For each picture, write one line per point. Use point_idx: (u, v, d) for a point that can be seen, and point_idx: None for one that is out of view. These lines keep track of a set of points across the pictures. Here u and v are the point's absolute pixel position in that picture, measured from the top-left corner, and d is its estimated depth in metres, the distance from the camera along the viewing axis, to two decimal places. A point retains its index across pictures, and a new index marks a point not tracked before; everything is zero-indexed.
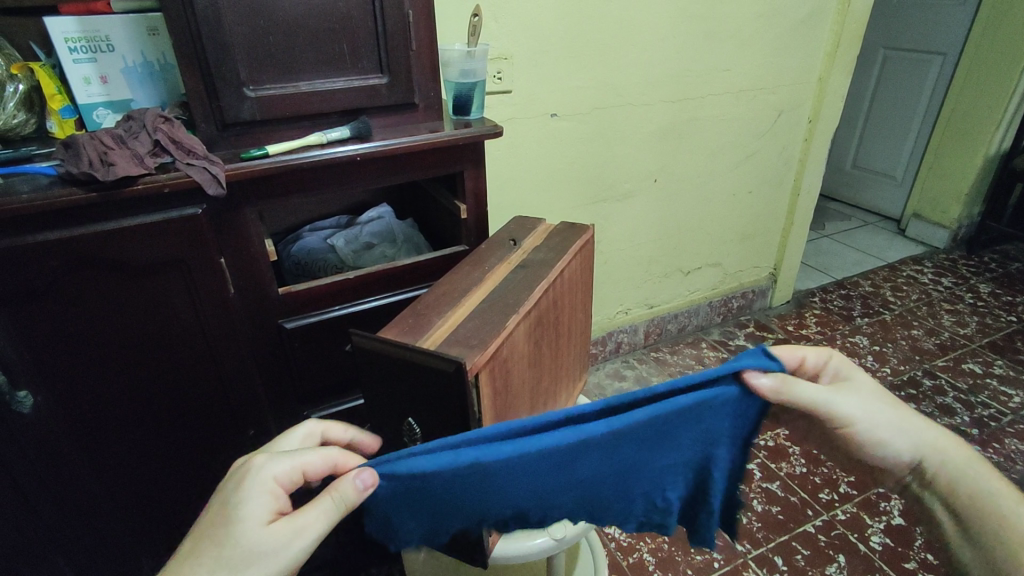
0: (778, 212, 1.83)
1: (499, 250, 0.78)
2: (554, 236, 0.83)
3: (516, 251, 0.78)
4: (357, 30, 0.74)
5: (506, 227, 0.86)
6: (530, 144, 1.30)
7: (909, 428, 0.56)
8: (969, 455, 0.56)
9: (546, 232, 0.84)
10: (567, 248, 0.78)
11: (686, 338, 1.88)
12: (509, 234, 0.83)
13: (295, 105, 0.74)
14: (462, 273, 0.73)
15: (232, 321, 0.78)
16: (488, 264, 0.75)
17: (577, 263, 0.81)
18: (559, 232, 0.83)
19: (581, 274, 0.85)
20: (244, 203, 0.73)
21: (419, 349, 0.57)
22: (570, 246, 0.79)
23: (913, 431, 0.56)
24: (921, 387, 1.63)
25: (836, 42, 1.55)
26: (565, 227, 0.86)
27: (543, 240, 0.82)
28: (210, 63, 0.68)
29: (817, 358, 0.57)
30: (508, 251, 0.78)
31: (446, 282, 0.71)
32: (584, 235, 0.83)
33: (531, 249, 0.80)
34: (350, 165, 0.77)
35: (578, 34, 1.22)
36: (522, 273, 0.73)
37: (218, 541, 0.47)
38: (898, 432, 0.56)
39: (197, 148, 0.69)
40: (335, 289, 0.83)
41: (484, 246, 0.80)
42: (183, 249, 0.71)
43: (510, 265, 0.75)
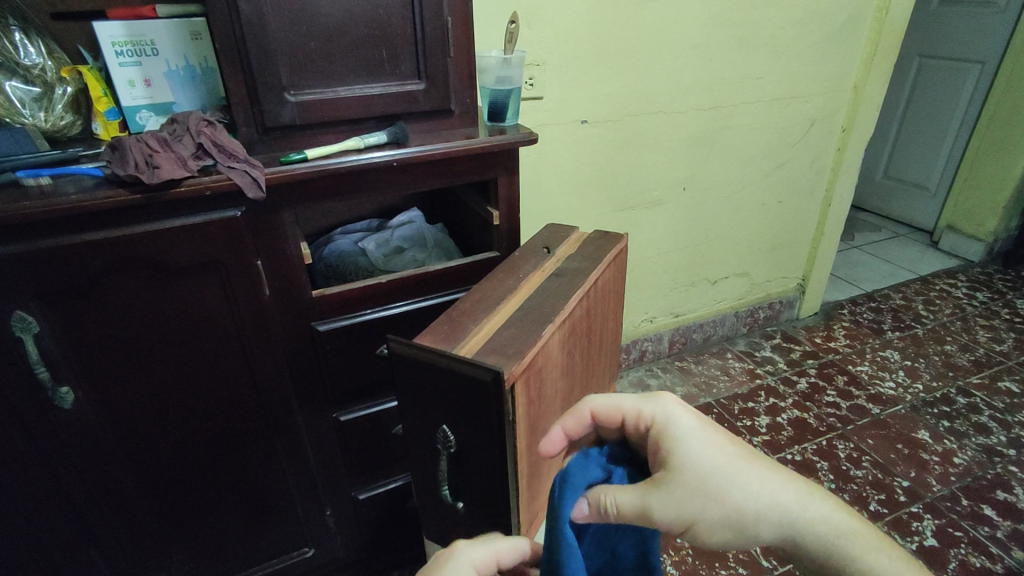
0: (809, 221, 1.79)
1: (533, 258, 0.78)
2: (588, 244, 0.82)
3: (549, 259, 0.78)
4: (396, 36, 0.74)
5: (539, 234, 0.86)
6: (560, 150, 1.29)
7: (735, 483, 0.53)
8: (787, 484, 0.54)
9: (578, 239, 0.84)
10: (603, 258, 0.77)
11: (710, 348, 1.85)
12: (541, 241, 0.83)
13: (333, 110, 0.75)
14: (497, 280, 0.73)
15: (266, 324, 0.79)
16: (521, 273, 0.74)
17: (611, 274, 0.81)
18: (593, 240, 0.83)
19: (615, 284, 0.84)
20: (282, 206, 0.73)
21: (455, 357, 0.57)
22: (603, 256, 0.78)
23: (738, 486, 0.53)
24: (955, 404, 1.59)
25: (873, 50, 1.52)
26: (599, 235, 0.85)
27: (578, 248, 0.82)
28: (254, 68, 0.69)
29: (638, 414, 0.57)
30: (542, 259, 0.77)
31: (481, 289, 0.71)
32: (619, 243, 0.83)
33: (565, 257, 0.79)
34: (386, 171, 0.77)
35: (611, 40, 1.22)
36: (557, 283, 0.72)
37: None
38: (723, 491, 0.53)
39: (239, 152, 0.70)
40: (368, 293, 0.83)
41: (516, 253, 0.79)
42: (221, 251, 0.72)
43: (544, 273, 0.74)
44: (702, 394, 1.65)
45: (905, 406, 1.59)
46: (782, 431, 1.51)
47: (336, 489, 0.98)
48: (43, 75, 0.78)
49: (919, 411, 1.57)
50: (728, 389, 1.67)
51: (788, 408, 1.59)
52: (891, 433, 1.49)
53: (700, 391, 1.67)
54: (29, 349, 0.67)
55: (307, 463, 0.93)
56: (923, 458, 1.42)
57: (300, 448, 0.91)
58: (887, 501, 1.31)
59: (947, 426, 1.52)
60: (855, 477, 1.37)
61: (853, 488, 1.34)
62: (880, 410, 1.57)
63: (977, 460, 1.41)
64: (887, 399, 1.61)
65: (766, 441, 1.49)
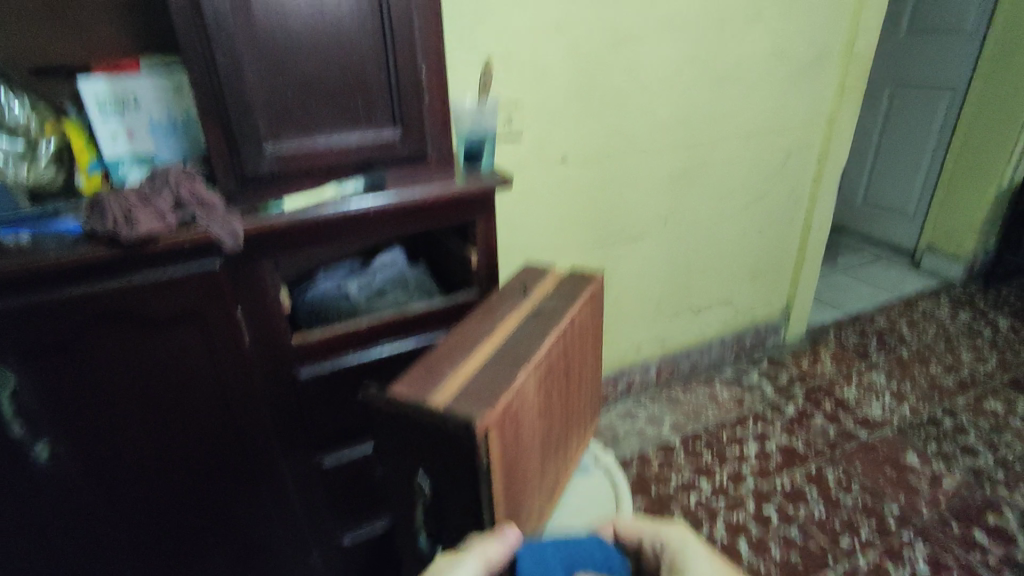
0: (790, 247, 1.82)
1: (510, 299, 0.79)
2: (565, 283, 0.84)
3: (526, 299, 0.79)
4: (373, 86, 0.77)
5: (517, 274, 0.87)
6: (541, 186, 1.32)
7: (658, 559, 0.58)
8: None
9: (556, 278, 0.85)
10: (579, 297, 0.79)
11: (698, 376, 1.85)
12: (518, 282, 0.84)
13: (311, 160, 0.77)
14: (474, 322, 0.74)
15: (247, 372, 0.80)
16: (498, 315, 0.76)
17: (589, 312, 0.82)
18: (569, 279, 0.84)
19: (592, 322, 0.85)
20: (262, 255, 0.75)
21: (426, 407, 0.58)
22: (579, 296, 0.79)
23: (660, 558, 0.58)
24: (943, 426, 1.60)
25: (842, 81, 1.58)
26: (576, 273, 0.87)
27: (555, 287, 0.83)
28: (233, 122, 0.71)
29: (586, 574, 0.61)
30: (518, 299, 0.79)
31: (457, 333, 0.72)
32: (596, 281, 0.84)
33: (542, 297, 0.80)
34: (365, 218, 0.79)
35: (587, 80, 1.26)
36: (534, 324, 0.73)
37: None
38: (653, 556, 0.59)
39: (218, 203, 0.71)
40: (348, 336, 0.85)
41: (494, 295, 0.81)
42: (201, 300, 0.73)
43: (520, 314, 0.76)
44: (691, 423, 1.65)
45: (893, 429, 1.59)
46: (771, 458, 1.51)
47: (319, 535, 0.96)
48: (28, 131, 0.80)
49: (907, 434, 1.57)
50: (716, 418, 1.67)
51: (777, 435, 1.59)
52: (879, 457, 1.50)
53: (689, 420, 1.67)
54: (7, 405, 0.67)
55: (290, 509, 0.92)
56: (913, 482, 1.42)
57: (283, 494, 0.90)
58: (879, 527, 1.31)
59: (935, 448, 1.52)
60: (846, 503, 1.37)
61: (845, 515, 1.34)
62: (868, 434, 1.58)
63: (966, 482, 1.42)
64: (875, 422, 1.62)
65: (756, 469, 1.49)
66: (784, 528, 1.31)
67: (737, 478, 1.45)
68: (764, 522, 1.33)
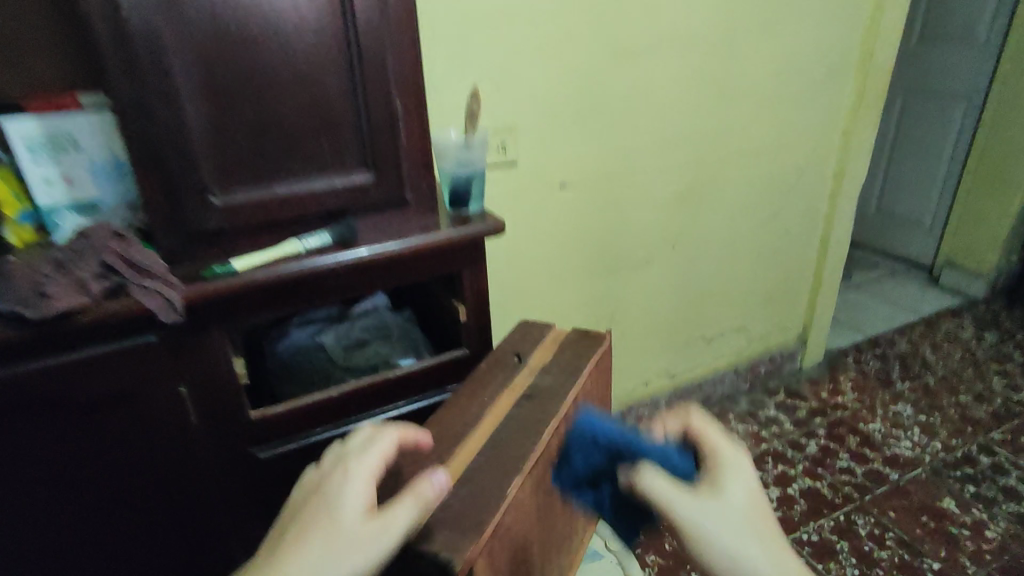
0: (806, 270, 1.70)
1: (501, 371, 0.68)
2: (566, 347, 0.72)
3: (522, 371, 0.68)
4: (339, 124, 0.66)
5: (510, 334, 0.76)
6: (539, 216, 1.21)
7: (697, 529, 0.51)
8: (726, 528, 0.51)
9: (555, 341, 0.74)
10: (582, 367, 0.68)
11: (711, 409, 1.73)
12: (512, 346, 0.73)
13: (267, 211, 0.65)
14: (461, 404, 0.63)
15: (195, 457, 0.68)
16: (488, 392, 0.64)
17: (594, 381, 0.71)
18: (570, 342, 0.73)
19: (599, 390, 0.74)
20: (210, 325, 0.63)
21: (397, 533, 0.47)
22: (584, 367, 0.68)
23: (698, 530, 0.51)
24: (979, 466, 1.47)
25: (861, 95, 1.47)
26: (578, 334, 0.76)
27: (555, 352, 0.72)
28: (170, 171, 0.60)
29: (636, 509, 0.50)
30: (513, 371, 0.68)
31: (440, 420, 0.61)
32: (601, 343, 0.73)
33: (540, 366, 0.69)
34: (332, 277, 0.68)
35: (588, 100, 1.15)
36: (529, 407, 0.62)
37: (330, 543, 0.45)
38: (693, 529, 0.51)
39: (156, 267, 0.59)
40: (317, 410, 0.73)
41: (483, 365, 0.69)
42: (136, 379, 0.61)
43: (514, 391, 0.64)
44: None
45: (925, 470, 1.47)
46: (795, 504, 1.39)
47: None
48: None
49: (941, 476, 1.45)
50: None
51: (799, 477, 1.47)
52: (912, 503, 1.38)
53: None
54: None
55: None
56: (952, 533, 1.30)
57: None
58: None
59: (972, 492, 1.41)
60: (880, 559, 1.25)
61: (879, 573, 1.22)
62: (898, 475, 1.46)
63: (1011, 533, 1.29)
64: (905, 461, 1.50)
65: (778, 517, 1.36)
66: None
67: None
68: None
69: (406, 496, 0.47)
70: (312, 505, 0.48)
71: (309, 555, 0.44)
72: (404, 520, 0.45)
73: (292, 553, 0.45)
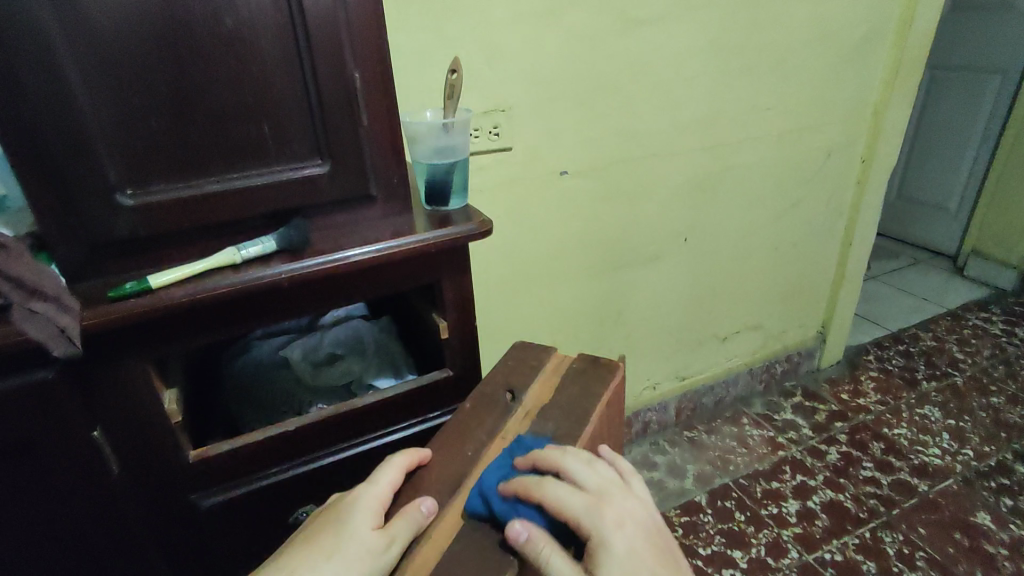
0: (828, 263, 1.57)
1: (490, 413, 0.58)
2: (569, 384, 0.62)
3: (516, 415, 0.58)
4: (282, 103, 0.53)
5: (502, 364, 0.66)
6: (537, 207, 1.08)
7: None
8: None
9: (556, 374, 0.64)
10: (589, 412, 0.57)
11: (724, 412, 1.62)
12: (505, 381, 0.63)
13: (194, 213, 0.53)
14: (439, 460, 0.54)
15: (118, 512, 0.56)
16: (473, 443, 0.55)
17: (602, 425, 0.60)
18: (574, 376, 0.63)
19: (609, 429, 0.64)
20: (126, 354, 0.51)
21: None
22: (592, 410, 0.58)
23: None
24: (1015, 476, 1.36)
25: (895, 69, 1.32)
26: (584, 364, 0.65)
27: (556, 391, 0.62)
28: (61, 166, 0.47)
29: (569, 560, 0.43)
30: (506, 415, 0.58)
31: (413, 481, 0.52)
32: (612, 380, 0.62)
33: (536, 407, 0.59)
34: (280, 291, 0.55)
35: (591, 76, 1.01)
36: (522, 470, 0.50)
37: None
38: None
39: (46, 286, 0.47)
40: (270, 447, 0.61)
41: (470, 404, 0.60)
42: (32, 426, 0.50)
43: (505, 442, 0.55)
44: (717, 473, 1.42)
45: (957, 480, 1.36)
46: (816, 520, 1.28)
47: None
48: None
49: (974, 487, 1.34)
50: (747, 466, 1.44)
51: (820, 488, 1.36)
52: (945, 519, 1.26)
53: (715, 469, 1.43)
54: None
55: None
56: (989, 552, 1.19)
57: None
58: None
59: (1009, 505, 1.29)
60: None
61: None
62: (927, 487, 1.34)
63: None
64: (935, 471, 1.38)
65: (798, 534, 1.25)
66: None
67: (777, 548, 1.22)
68: None
69: (403, 513, 0.47)
70: (316, 526, 0.48)
71: (310, 567, 0.43)
72: (404, 532, 0.46)
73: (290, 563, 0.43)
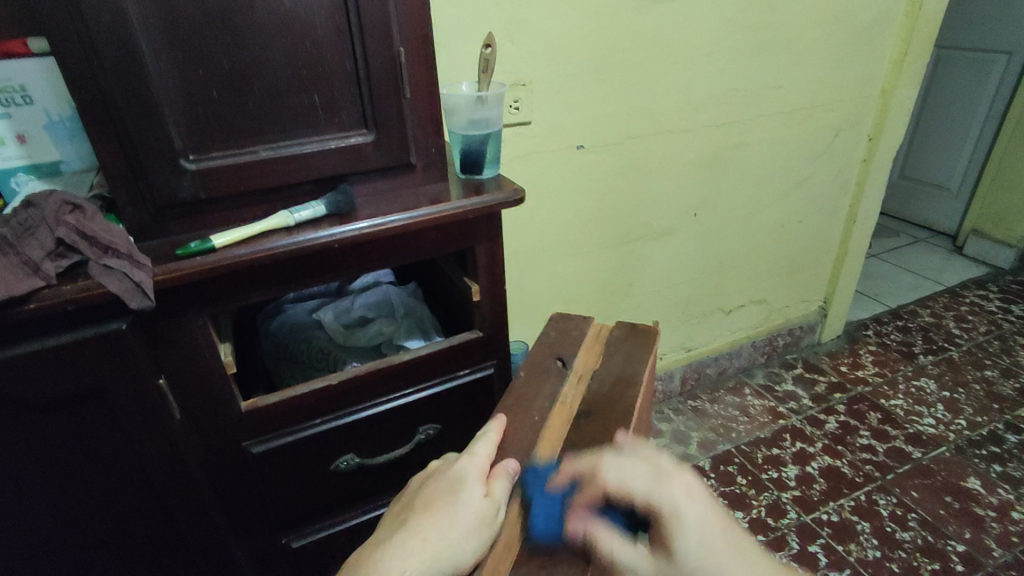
0: (832, 239, 1.61)
1: (548, 380, 0.63)
2: (615, 349, 0.68)
3: (569, 380, 0.63)
4: (332, 74, 0.56)
5: (547, 331, 0.71)
6: (553, 180, 1.11)
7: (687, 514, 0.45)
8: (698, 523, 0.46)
9: (598, 340, 0.70)
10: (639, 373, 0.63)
11: (726, 382, 1.67)
12: (553, 348, 0.68)
13: (250, 177, 0.56)
14: (511, 425, 0.58)
15: (180, 456, 0.61)
16: (538, 409, 0.59)
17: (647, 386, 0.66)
18: (620, 340, 0.69)
19: (648, 390, 0.70)
20: (186, 309, 0.55)
21: None
22: (640, 370, 0.64)
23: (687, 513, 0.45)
24: (1005, 444, 1.42)
25: (905, 48, 1.34)
26: (625, 331, 0.70)
27: (602, 356, 0.67)
28: (131, 130, 0.50)
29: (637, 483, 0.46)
30: (562, 382, 0.63)
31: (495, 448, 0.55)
32: (654, 344, 0.68)
33: (587, 371, 0.65)
34: (328, 253, 0.59)
35: (609, 52, 1.03)
36: (578, 426, 0.57)
37: (445, 522, 0.46)
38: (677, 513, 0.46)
39: (119, 243, 0.51)
40: (315, 400, 0.65)
41: (527, 371, 0.64)
42: (106, 376, 0.53)
43: (568, 407, 0.60)
44: (720, 440, 1.48)
45: (949, 448, 1.42)
46: (814, 484, 1.34)
47: None
48: None
49: (965, 454, 1.40)
50: (748, 433, 1.50)
51: (818, 454, 1.42)
52: (937, 483, 1.32)
53: (718, 436, 1.49)
54: None
55: None
56: (977, 514, 1.25)
57: None
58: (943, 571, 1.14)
59: (999, 471, 1.35)
60: (903, 541, 1.20)
61: (901, 556, 1.17)
62: (921, 454, 1.40)
63: None
64: (929, 440, 1.44)
65: (797, 497, 1.31)
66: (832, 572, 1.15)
67: (776, 509, 1.28)
68: (808, 564, 1.17)
69: (495, 475, 0.50)
70: (422, 495, 0.49)
71: (437, 536, 0.45)
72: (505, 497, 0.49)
73: (417, 534, 0.45)
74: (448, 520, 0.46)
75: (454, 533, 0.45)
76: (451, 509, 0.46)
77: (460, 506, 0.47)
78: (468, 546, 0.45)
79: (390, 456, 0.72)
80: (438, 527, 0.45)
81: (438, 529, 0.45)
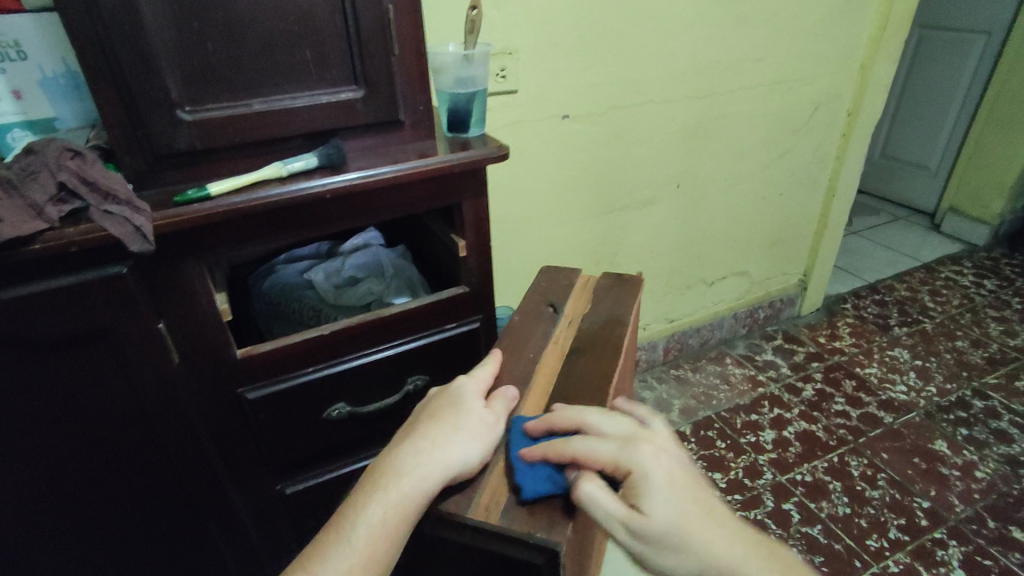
0: (812, 213, 1.65)
1: (539, 322, 0.67)
2: (601, 296, 0.73)
3: (561, 323, 0.67)
4: (323, 30, 0.58)
5: (537, 283, 0.75)
6: (539, 150, 1.13)
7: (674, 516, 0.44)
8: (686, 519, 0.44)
9: (586, 290, 0.74)
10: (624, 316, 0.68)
11: (708, 353, 1.72)
12: (542, 296, 0.72)
13: (245, 129, 0.58)
14: (505, 363, 0.61)
15: (179, 400, 0.64)
16: (532, 348, 0.63)
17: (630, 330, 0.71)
18: (607, 290, 0.74)
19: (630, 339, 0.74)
20: (184, 256, 0.57)
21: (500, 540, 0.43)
22: (623, 317, 0.68)
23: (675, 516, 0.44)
24: (972, 409, 1.48)
25: (884, 23, 1.37)
26: (609, 281, 0.76)
27: (588, 303, 0.72)
28: (130, 80, 0.52)
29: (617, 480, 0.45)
30: (552, 324, 0.67)
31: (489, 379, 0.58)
32: (637, 293, 0.73)
33: (576, 318, 0.69)
34: (321, 204, 0.61)
35: (593, 22, 1.05)
36: (562, 367, 0.61)
37: (447, 426, 0.49)
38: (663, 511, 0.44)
39: (118, 189, 0.53)
40: (309, 348, 0.68)
41: (518, 316, 0.68)
42: (108, 318, 0.56)
43: (559, 345, 0.64)
44: (701, 407, 1.53)
45: (919, 413, 1.48)
46: (789, 447, 1.40)
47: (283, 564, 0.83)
48: None
49: (934, 419, 1.46)
50: (728, 400, 1.55)
51: (794, 419, 1.48)
52: (906, 446, 1.38)
53: (699, 403, 1.54)
54: None
55: (250, 543, 0.78)
56: (943, 474, 1.31)
57: (238, 527, 0.76)
58: (908, 526, 1.20)
59: (965, 434, 1.41)
60: (872, 498, 1.26)
61: (870, 512, 1.23)
62: (893, 418, 1.46)
63: (1001, 474, 1.31)
64: (900, 406, 1.50)
65: (773, 459, 1.37)
66: (805, 527, 1.20)
67: (754, 470, 1.34)
68: (782, 520, 1.22)
69: (494, 397, 0.54)
70: (423, 412, 0.53)
71: (443, 438, 0.48)
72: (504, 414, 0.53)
73: (423, 437, 0.48)
74: (448, 425, 0.49)
75: (457, 433, 0.49)
76: (452, 418, 0.50)
77: (460, 416, 0.51)
78: (472, 446, 0.48)
79: (381, 405, 0.75)
80: (441, 430, 0.49)
81: (440, 432, 0.49)
